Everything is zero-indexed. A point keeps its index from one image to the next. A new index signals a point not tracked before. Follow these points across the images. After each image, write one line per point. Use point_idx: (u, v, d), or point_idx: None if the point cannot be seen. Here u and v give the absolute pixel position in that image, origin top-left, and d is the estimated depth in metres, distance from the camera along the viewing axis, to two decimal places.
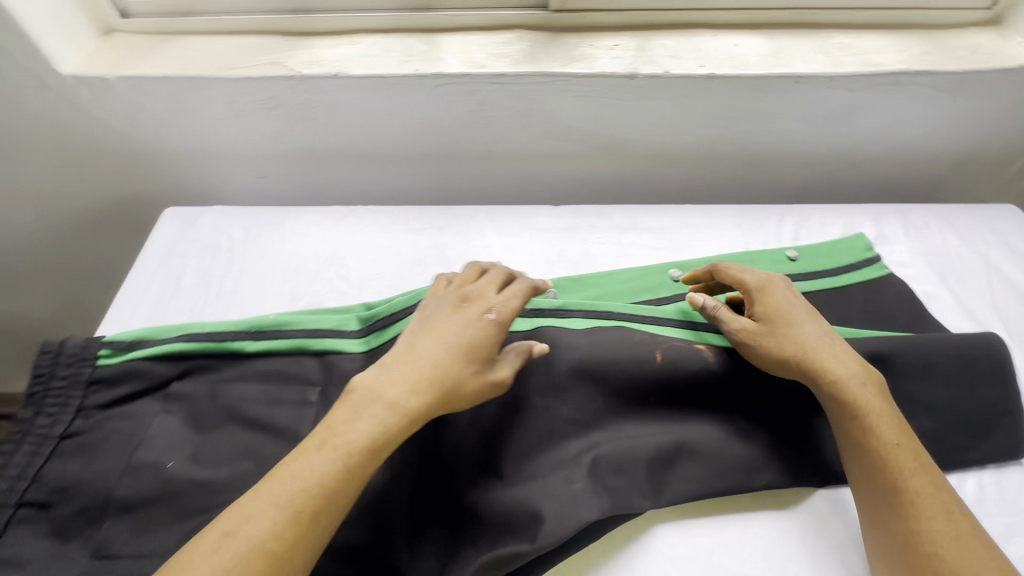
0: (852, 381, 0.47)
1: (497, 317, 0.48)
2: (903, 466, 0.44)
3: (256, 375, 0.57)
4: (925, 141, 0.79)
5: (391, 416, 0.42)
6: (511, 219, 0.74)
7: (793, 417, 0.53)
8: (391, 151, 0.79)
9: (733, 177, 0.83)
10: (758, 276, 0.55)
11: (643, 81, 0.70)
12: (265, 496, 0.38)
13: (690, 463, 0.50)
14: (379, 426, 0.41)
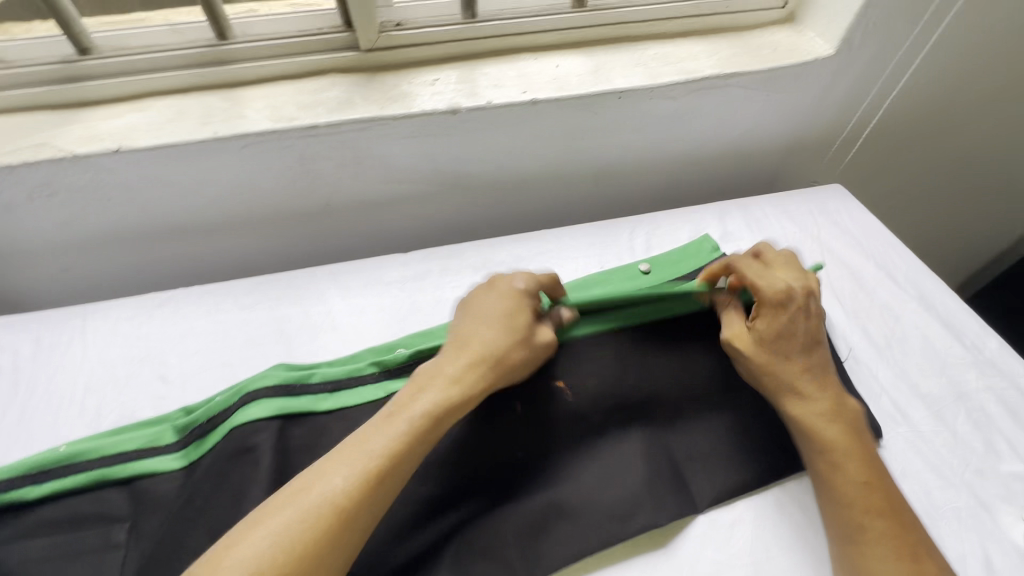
0: (824, 417, 0.51)
1: (495, 318, 0.54)
2: (864, 501, 0.47)
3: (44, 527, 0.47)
4: (753, 135, 0.83)
5: (418, 420, 0.46)
6: (355, 276, 0.69)
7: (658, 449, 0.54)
8: (213, 221, 0.71)
9: (585, 193, 0.83)
10: (773, 284, 0.57)
11: (467, 114, 0.67)
12: (251, 549, 0.38)
13: (560, 522, 0.49)
14: (404, 432, 0.45)
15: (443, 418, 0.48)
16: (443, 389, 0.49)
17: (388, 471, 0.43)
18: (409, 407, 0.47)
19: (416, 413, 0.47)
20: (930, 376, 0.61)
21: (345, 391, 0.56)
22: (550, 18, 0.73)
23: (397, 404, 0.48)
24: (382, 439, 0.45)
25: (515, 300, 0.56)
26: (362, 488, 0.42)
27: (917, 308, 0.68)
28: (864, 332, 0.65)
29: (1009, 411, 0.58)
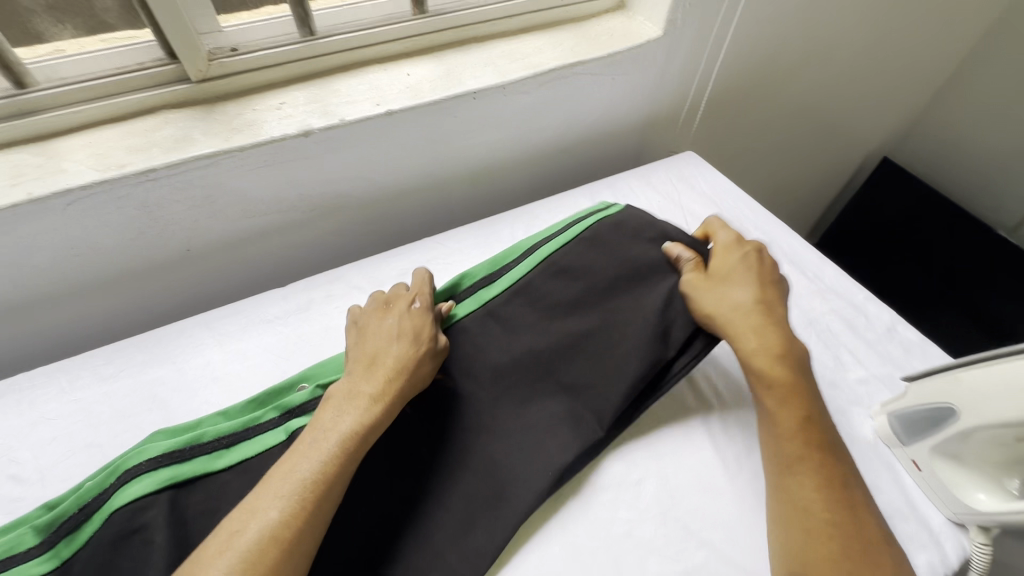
0: (774, 358, 0.51)
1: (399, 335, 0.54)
2: (802, 436, 0.48)
3: None
4: (609, 117, 0.88)
5: (345, 441, 0.45)
6: (231, 320, 0.65)
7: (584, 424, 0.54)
8: (51, 291, 0.63)
9: (463, 195, 0.84)
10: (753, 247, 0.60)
11: (321, 135, 0.65)
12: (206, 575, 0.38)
13: (494, 518, 0.49)
14: (332, 455, 0.44)
15: (369, 437, 0.47)
16: (363, 406, 0.48)
17: (320, 498, 0.42)
18: (333, 429, 0.46)
19: (340, 435, 0.46)
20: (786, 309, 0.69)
21: (245, 443, 0.52)
22: (392, 28, 0.72)
23: (317, 429, 0.46)
24: (310, 465, 0.44)
25: (416, 314, 0.56)
26: (297, 520, 0.41)
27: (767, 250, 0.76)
28: None
29: (848, 325, 0.67)
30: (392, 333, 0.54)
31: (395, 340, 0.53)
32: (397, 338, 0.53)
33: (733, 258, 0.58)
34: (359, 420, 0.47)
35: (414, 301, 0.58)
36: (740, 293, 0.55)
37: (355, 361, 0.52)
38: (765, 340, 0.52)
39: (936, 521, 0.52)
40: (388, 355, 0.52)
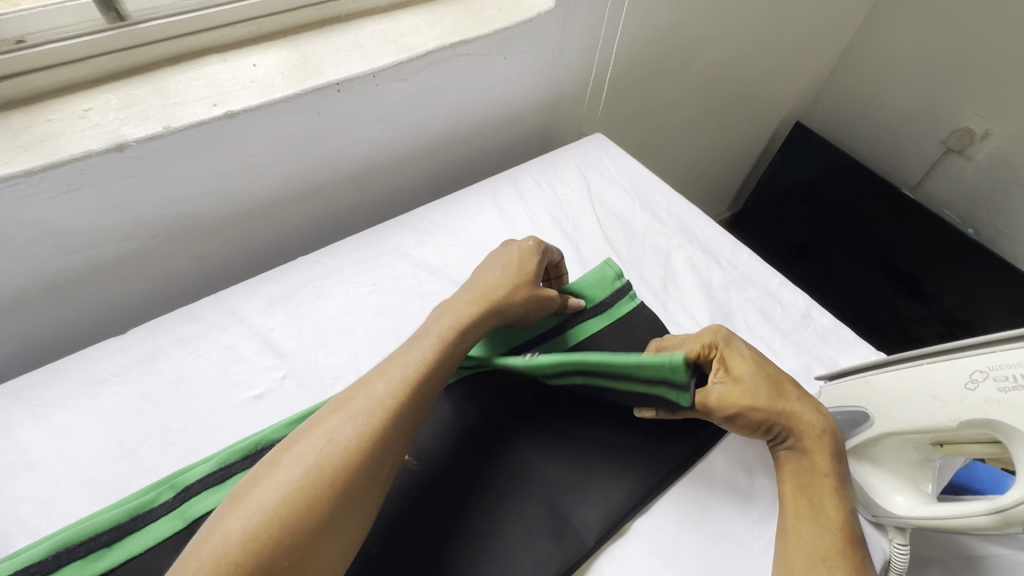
0: (814, 439, 0.46)
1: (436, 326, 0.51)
2: (827, 528, 0.42)
3: None
4: (508, 102, 0.80)
5: (330, 473, 0.36)
6: (48, 384, 0.52)
7: (563, 503, 0.48)
8: None
9: (348, 201, 0.74)
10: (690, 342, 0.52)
11: (141, 147, 0.53)
12: None
13: None
14: (308, 484, 0.35)
15: (360, 464, 0.37)
16: (353, 474, 0.37)
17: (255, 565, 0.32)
18: (299, 501, 0.35)
19: (304, 475, 0.36)
20: (701, 304, 0.64)
21: (119, 541, 0.43)
22: (227, 8, 0.60)
23: (276, 486, 0.35)
24: (241, 549, 0.32)
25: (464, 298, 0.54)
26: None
27: (681, 241, 0.71)
28: (641, 280, 0.67)
29: (764, 316, 0.64)
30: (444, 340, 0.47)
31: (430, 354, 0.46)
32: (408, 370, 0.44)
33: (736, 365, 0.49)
34: (355, 446, 0.38)
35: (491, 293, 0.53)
36: (759, 393, 0.47)
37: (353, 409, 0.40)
38: (806, 420, 0.47)
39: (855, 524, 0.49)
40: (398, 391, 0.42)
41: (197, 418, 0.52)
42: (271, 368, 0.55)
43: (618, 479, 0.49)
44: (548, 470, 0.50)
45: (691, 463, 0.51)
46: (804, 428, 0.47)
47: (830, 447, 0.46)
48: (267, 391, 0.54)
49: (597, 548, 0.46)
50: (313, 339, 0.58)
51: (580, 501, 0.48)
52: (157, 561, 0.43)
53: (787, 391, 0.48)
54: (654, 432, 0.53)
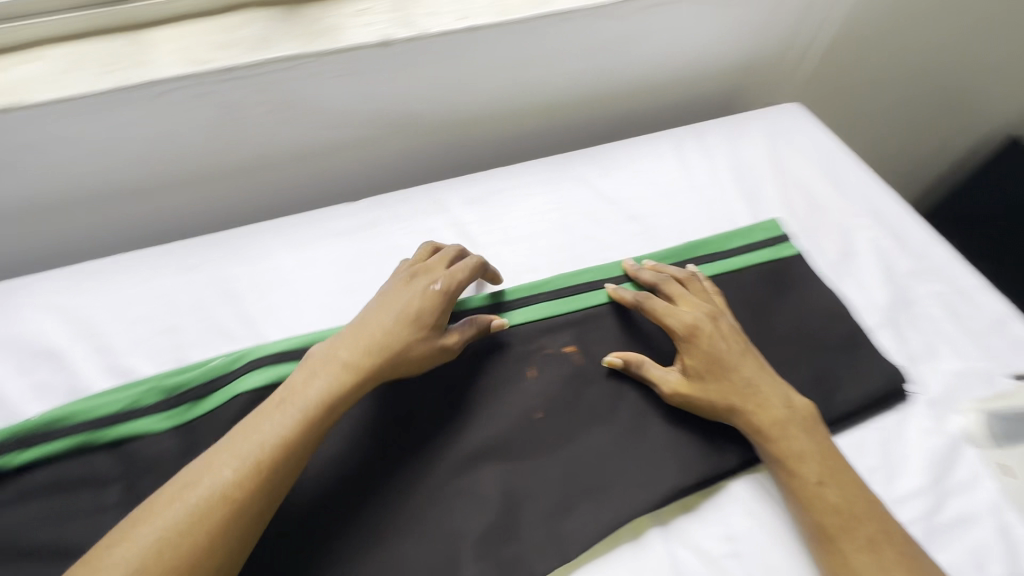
0: (778, 425, 0.51)
1: (443, 287, 0.54)
2: (821, 506, 0.47)
3: (34, 493, 0.48)
4: (705, 56, 0.80)
5: (313, 408, 0.45)
6: (300, 229, 0.65)
7: (709, 426, 0.54)
8: (140, 185, 0.66)
9: (536, 128, 0.80)
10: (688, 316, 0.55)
11: (402, 47, 0.62)
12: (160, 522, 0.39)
13: (608, 489, 0.50)
14: (297, 421, 0.44)
15: (341, 399, 0.47)
16: (293, 421, 0.44)
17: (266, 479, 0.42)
18: (256, 446, 0.43)
19: (314, 398, 0.46)
20: (880, 286, 0.63)
21: None
22: None
23: (282, 421, 0.44)
24: (266, 459, 0.42)
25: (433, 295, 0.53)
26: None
27: (869, 221, 0.68)
28: (817, 250, 0.66)
29: (949, 314, 0.61)
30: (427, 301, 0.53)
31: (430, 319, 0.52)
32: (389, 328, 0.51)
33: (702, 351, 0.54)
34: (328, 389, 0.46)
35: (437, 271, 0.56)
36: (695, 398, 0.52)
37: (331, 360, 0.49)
38: (771, 410, 0.51)
39: (1008, 529, 0.49)
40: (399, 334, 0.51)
41: None
42: None
43: None
44: None
45: (836, 426, 0.54)
46: (766, 415, 0.51)
47: (800, 435, 0.51)
48: None
49: (733, 470, 0.52)
50: (500, 240, 0.66)
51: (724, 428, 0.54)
52: None
53: (731, 375, 0.53)
54: (805, 392, 0.56)
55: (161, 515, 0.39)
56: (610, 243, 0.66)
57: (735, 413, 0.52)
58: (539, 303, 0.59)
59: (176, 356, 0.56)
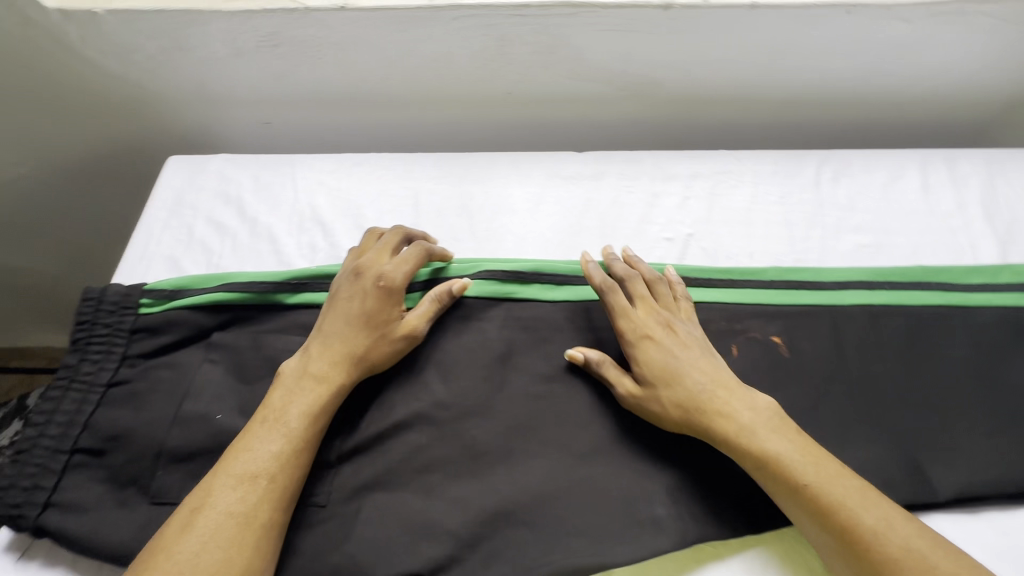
0: (746, 428, 0.46)
1: (384, 283, 0.53)
2: (839, 509, 0.42)
3: (298, 327, 0.55)
4: (977, 80, 0.73)
5: (305, 427, 0.46)
6: (533, 166, 0.70)
7: (925, 455, 0.51)
8: (404, 96, 0.74)
9: (765, 120, 0.78)
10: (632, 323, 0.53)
11: (679, 12, 0.64)
12: (255, 465, 0.43)
13: None
14: (300, 428, 0.46)
15: (327, 409, 0.47)
16: (311, 390, 0.47)
17: (289, 467, 0.44)
18: (279, 411, 0.46)
19: (305, 411, 0.46)
20: None
21: (570, 286, 0.58)
22: None
23: (299, 417, 0.46)
24: (283, 449, 0.44)
25: (376, 294, 0.52)
26: (237, 522, 0.41)
27: None
28: None
29: None
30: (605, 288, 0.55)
31: (331, 328, 0.51)
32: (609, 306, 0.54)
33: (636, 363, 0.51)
34: (324, 401, 0.47)
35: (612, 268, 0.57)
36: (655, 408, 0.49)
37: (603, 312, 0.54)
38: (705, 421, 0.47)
39: None
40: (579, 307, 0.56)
41: (624, 235, 0.65)
42: (683, 224, 0.66)
43: (989, 469, 0.50)
44: (914, 424, 0.53)
45: None
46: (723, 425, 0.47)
47: (772, 438, 0.46)
48: (678, 240, 0.64)
49: (944, 506, 0.50)
50: (720, 219, 0.66)
51: (942, 462, 0.51)
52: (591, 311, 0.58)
53: (682, 379, 0.49)
54: None
55: (253, 474, 0.43)
56: (833, 249, 0.64)
57: (690, 416, 0.48)
58: (758, 288, 0.59)
59: None
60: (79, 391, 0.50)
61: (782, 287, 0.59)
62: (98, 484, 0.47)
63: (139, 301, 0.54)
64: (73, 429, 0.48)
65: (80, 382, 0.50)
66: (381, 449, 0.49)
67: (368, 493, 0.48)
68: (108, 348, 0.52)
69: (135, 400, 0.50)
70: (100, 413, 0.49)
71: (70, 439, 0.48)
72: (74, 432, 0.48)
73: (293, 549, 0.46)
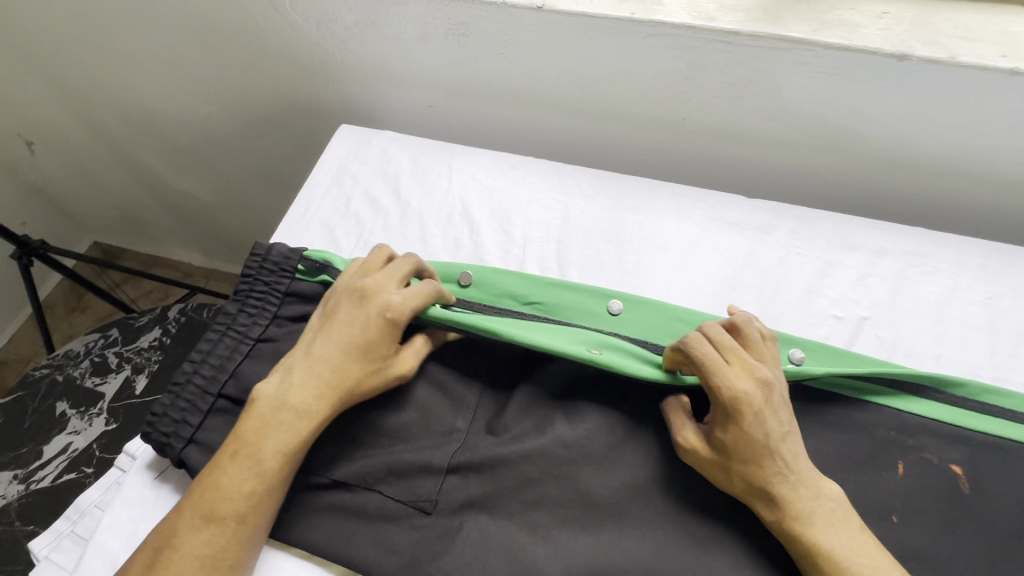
0: (817, 516, 0.42)
1: (391, 317, 0.48)
2: None
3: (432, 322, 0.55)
4: None
5: (277, 466, 0.44)
6: (695, 204, 0.65)
7: None
8: (572, 104, 0.71)
9: (977, 202, 0.67)
10: (743, 389, 0.44)
11: (915, 65, 0.55)
12: (227, 501, 0.43)
13: None
14: (269, 466, 0.44)
15: (301, 448, 0.46)
16: (290, 426, 0.45)
17: (254, 509, 0.44)
18: (253, 447, 0.45)
19: (275, 448, 0.45)
20: None
21: None
22: None
23: (271, 453, 0.45)
24: (250, 488, 0.44)
25: (377, 326, 0.48)
26: (201, 569, 0.42)
27: None
28: None
29: None
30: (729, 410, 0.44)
31: (320, 365, 0.47)
32: (726, 431, 0.44)
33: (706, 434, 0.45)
34: (296, 441, 0.45)
35: (737, 371, 0.45)
36: (732, 483, 0.44)
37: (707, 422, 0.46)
38: (782, 505, 0.42)
39: None
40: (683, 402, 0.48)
41: (785, 302, 0.58)
42: (858, 305, 0.58)
43: None
44: None
45: None
46: (797, 505, 0.42)
47: (830, 530, 0.42)
48: (849, 321, 0.57)
49: None
50: (904, 308, 0.57)
51: None
52: None
53: (766, 469, 0.43)
54: None
55: (216, 508, 0.43)
56: None
57: (756, 495, 0.43)
58: (943, 403, 0.50)
59: (559, 267, 0.61)
60: (232, 339, 0.53)
61: (978, 411, 0.50)
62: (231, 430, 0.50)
63: (297, 267, 0.55)
64: (222, 374, 0.51)
65: (235, 331, 0.53)
66: (493, 472, 0.47)
67: (472, 513, 0.46)
68: (264, 305, 0.55)
69: (276, 359, 0.53)
70: (246, 363, 0.52)
71: (218, 382, 0.51)
72: (222, 378, 0.51)
73: (393, 549, 0.45)
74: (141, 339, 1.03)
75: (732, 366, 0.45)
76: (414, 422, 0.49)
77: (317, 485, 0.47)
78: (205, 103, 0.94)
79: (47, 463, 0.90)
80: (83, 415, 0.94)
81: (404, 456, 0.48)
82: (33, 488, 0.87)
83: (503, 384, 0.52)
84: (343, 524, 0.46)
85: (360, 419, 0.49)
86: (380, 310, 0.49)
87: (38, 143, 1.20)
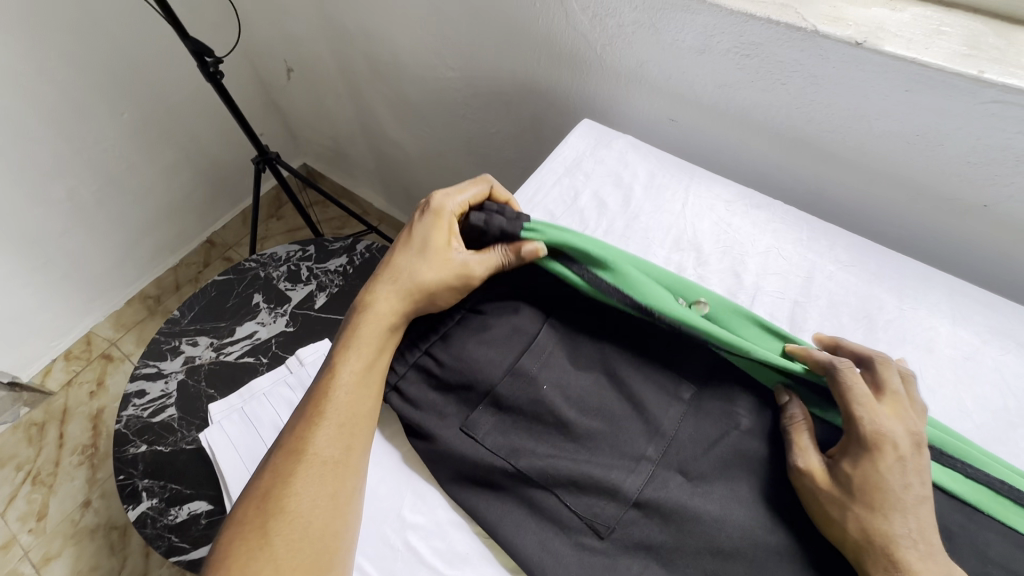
0: None
1: (451, 220, 0.55)
2: None
3: (642, 339, 0.51)
4: None
5: (354, 363, 0.48)
6: (979, 309, 0.54)
7: None
8: (845, 154, 0.63)
9: None
10: (889, 426, 0.41)
11: None
12: (315, 398, 0.47)
13: None
14: (346, 362, 0.48)
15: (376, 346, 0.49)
16: (369, 329, 0.50)
17: (336, 401, 0.47)
18: (338, 352, 0.49)
19: (358, 343, 0.49)
20: None
21: (971, 479, 0.44)
22: None
23: (352, 353, 0.49)
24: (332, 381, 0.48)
25: (440, 226, 0.54)
26: (299, 461, 0.44)
27: None
28: None
29: None
30: (886, 490, 0.39)
31: (379, 281, 0.52)
32: (876, 513, 0.39)
33: (844, 465, 0.41)
34: (371, 339, 0.49)
35: (883, 409, 0.42)
36: (850, 523, 0.39)
37: (834, 454, 0.43)
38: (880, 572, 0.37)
39: None
40: (831, 459, 0.42)
41: None
42: None
43: None
44: None
45: None
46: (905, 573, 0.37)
47: None
48: None
49: None
50: None
51: None
52: (999, 538, 0.42)
53: (885, 514, 0.39)
54: None
55: (308, 405, 0.47)
56: None
57: (859, 540, 0.39)
58: None
59: (789, 330, 0.54)
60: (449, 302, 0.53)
61: None
62: (431, 382, 0.50)
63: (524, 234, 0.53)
64: (433, 333, 0.52)
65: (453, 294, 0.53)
66: (680, 526, 0.43)
67: (646, 560, 0.43)
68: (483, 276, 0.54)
69: (482, 328, 0.51)
70: (455, 327, 0.52)
71: (428, 340, 0.52)
72: (432, 337, 0.52)
73: (557, 560, 0.43)
74: (329, 261, 1.12)
75: (894, 408, 0.43)
76: (607, 438, 0.47)
77: (498, 465, 0.46)
78: (449, 68, 0.99)
79: (235, 341, 1.04)
80: (271, 311, 1.07)
81: (592, 470, 0.45)
82: (221, 359, 1.02)
83: (710, 433, 0.47)
84: (513, 510, 0.45)
85: (553, 412, 0.47)
86: (442, 215, 0.55)
87: (295, 70, 1.37)
